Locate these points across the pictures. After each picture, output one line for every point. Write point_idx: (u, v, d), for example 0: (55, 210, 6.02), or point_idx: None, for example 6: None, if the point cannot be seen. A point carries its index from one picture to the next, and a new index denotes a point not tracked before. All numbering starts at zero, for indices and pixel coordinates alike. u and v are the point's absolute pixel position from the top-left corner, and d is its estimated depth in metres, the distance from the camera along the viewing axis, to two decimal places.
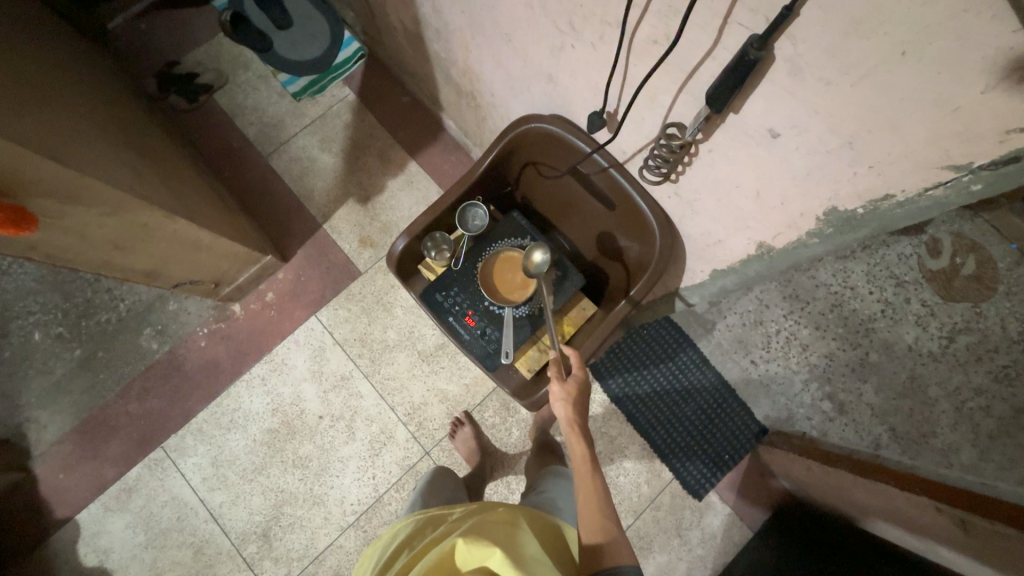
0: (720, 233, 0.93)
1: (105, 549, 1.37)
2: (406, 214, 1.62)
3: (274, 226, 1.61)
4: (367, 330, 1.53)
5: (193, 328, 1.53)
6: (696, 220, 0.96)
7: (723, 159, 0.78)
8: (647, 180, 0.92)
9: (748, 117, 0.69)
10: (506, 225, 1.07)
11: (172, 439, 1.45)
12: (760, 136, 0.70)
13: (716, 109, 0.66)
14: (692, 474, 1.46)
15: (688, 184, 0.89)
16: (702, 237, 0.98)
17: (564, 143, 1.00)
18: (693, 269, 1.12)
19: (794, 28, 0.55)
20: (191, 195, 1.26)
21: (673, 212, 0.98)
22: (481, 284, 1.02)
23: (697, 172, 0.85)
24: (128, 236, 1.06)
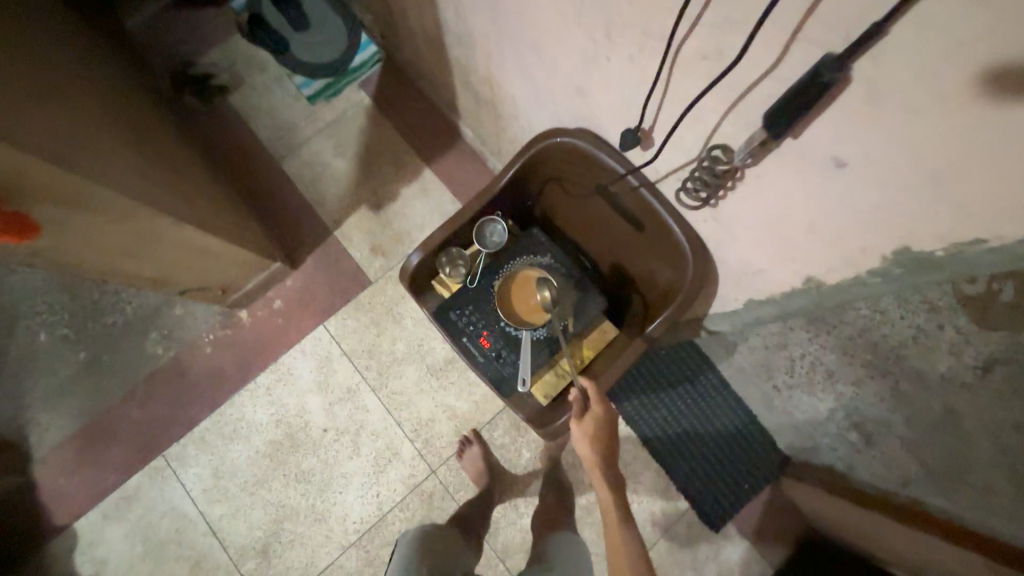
0: (761, 260, 0.92)
1: (102, 559, 1.34)
2: (420, 223, 1.58)
3: (285, 232, 1.58)
4: (376, 341, 1.48)
5: (200, 334, 1.49)
6: (735, 243, 0.93)
7: (774, 183, 0.74)
8: (683, 205, 0.89)
9: (811, 144, 0.65)
10: (525, 241, 1.02)
11: (174, 448, 1.41)
12: (824, 164, 0.65)
13: (775, 132, 0.62)
14: (709, 504, 1.39)
15: (730, 209, 0.85)
16: (740, 262, 0.98)
17: (592, 160, 0.95)
18: (726, 291, 1.12)
19: (879, 49, 0.50)
20: (203, 202, 1.23)
21: (710, 236, 0.96)
22: (497, 303, 0.97)
23: (742, 196, 0.81)
24: (135, 243, 1.04)
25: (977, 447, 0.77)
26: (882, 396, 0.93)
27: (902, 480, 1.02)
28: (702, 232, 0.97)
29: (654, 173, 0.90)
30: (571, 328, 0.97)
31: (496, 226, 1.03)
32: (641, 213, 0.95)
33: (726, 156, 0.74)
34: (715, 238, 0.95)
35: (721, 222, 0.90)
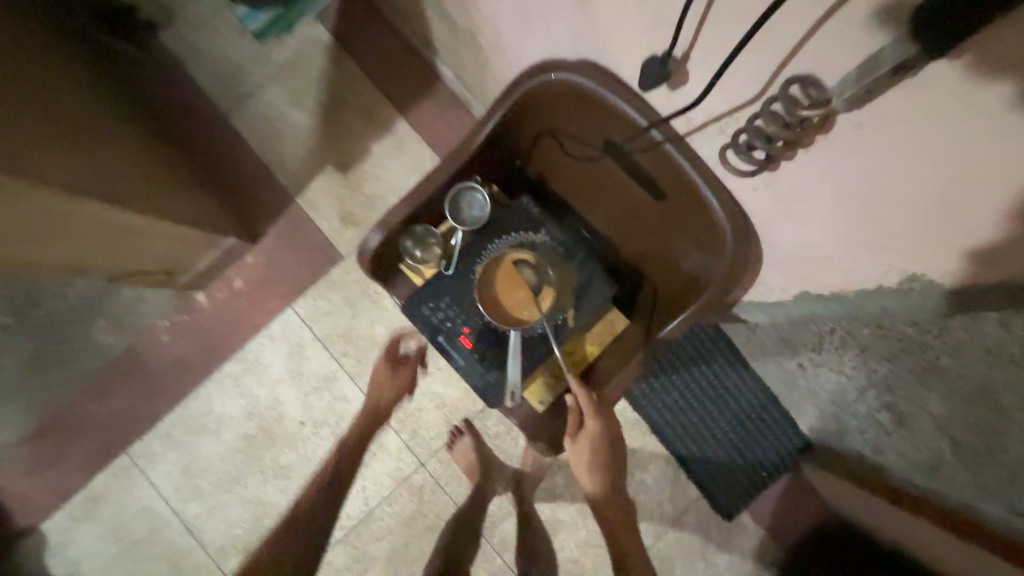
0: (823, 242, 0.77)
1: (75, 560, 1.26)
2: (395, 186, 1.35)
3: (240, 200, 1.35)
4: (353, 325, 1.31)
5: (153, 321, 1.32)
6: (801, 216, 0.75)
7: (855, 144, 0.58)
8: (735, 170, 0.67)
9: (962, 80, 0.44)
10: (513, 216, 0.83)
11: (139, 444, 1.29)
12: (982, 109, 0.44)
13: (927, 41, 0.43)
14: (722, 492, 1.28)
15: (797, 175, 0.69)
16: (800, 246, 0.81)
17: (596, 104, 0.73)
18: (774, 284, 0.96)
19: None
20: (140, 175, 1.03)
21: (762, 213, 0.82)
22: (477, 296, 0.78)
23: (813, 160, 0.65)
24: (44, 226, 0.79)
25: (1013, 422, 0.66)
26: (912, 369, 0.78)
27: (931, 462, 0.88)
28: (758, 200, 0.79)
29: (687, 123, 0.68)
30: (570, 321, 0.79)
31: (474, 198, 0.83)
32: (661, 174, 0.74)
33: (806, 95, 0.54)
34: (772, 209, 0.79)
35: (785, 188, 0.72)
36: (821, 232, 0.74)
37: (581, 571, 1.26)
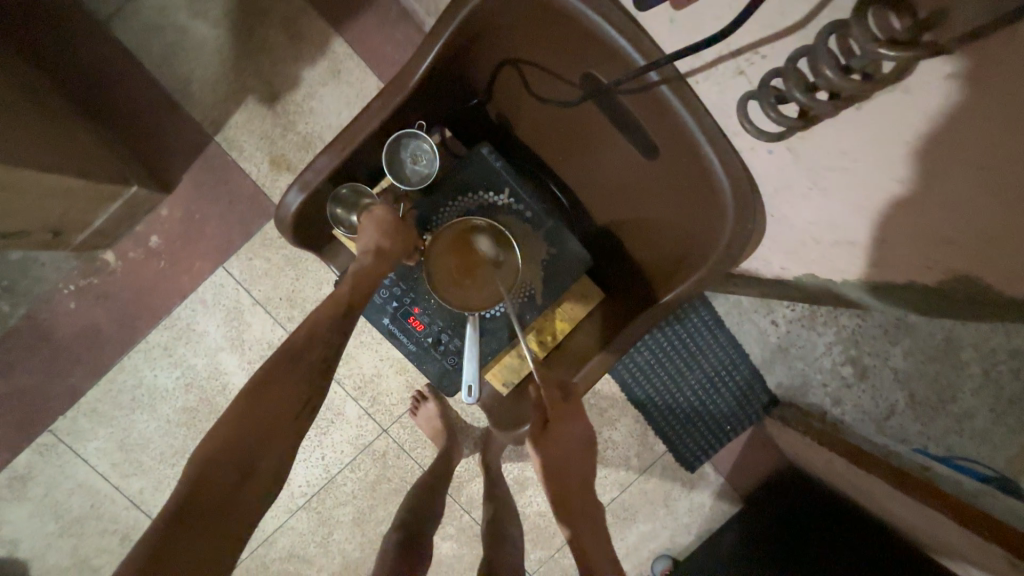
0: (837, 222, 0.55)
1: (12, 539, 1.18)
2: (333, 121, 1.12)
3: (141, 138, 1.11)
4: (296, 287, 1.15)
5: (55, 285, 1.13)
6: (801, 203, 0.57)
7: (902, 111, 0.40)
8: (763, 130, 0.49)
9: None
10: (468, 173, 0.68)
11: (62, 421, 1.16)
12: None
13: None
14: (688, 446, 1.29)
15: (810, 145, 0.50)
16: (811, 223, 0.58)
17: (572, 24, 0.55)
18: (769, 260, 0.74)
19: None
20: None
21: (770, 174, 0.57)
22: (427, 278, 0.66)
23: (836, 127, 0.46)
24: None
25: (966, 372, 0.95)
26: (883, 327, 1.00)
27: (884, 414, 1.06)
28: (752, 174, 0.60)
29: (692, 60, 0.53)
30: (538, 298, 0.70)
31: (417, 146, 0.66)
32: (651, 122, 0.58)
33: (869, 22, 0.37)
34: (766, 188, 0.60)
35: (796, 160, 0.53)
36: (825, 223, 0.56)
37: (548, 523, 1.28)
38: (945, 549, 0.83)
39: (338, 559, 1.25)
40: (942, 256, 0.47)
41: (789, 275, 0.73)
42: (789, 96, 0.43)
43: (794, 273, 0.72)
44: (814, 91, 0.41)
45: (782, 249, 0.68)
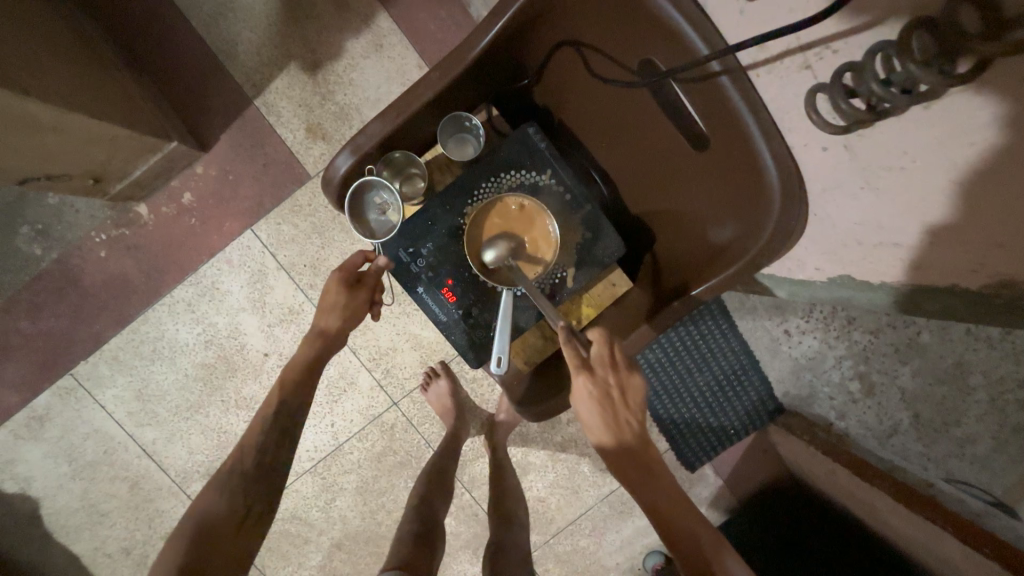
0: (882, 223, 0.56)
1: (25, 477, 1.21)
2: (372, 95, 1.13)
3: (183, 96, 1.13)
4: (320, 255, 1.16)
5: (87, 233, 1.15)
6: (849, 203, 0.58)
7: (967, 109, 0.40)
8: (828, 117, 0.51)
9: None
10: (513, 151, 0.69)
11: (82, 366, 1.18)
12: None
13: None
14: (691, 447, 1.30)
15: (867, 143, 0.51)
16: (857, 224, 0.59)
17: (639, 10, 0.56)
18: (803, 260, 0.76)
19: None
20: (35, 58, 0.83)
21: (819, 172, 0.58)
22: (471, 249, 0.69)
23: (898, 126, 0.47)
24: None
25: (970, 399, 0.86)
26: (894, 345, 0.96)
27: (885, 432, 1.03)
28: (802, 171, 0.61)
29: (756, 53, 0.55)
30: (570, 281, 0.71)
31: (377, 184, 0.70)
32: (704, 112, 0.58)
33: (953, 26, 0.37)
34: (814, 186, 0.61)
35: (850, 158, 0.54)
36: (873, 224, 0.58)
37: (546, 509, 1.30)
38: (943, 564, 0.85)
39: (339, 525, 1.27)
40: (992, 258, 0.48)
41: (823, 277, 0.75)
42: (864, 90, 0.43)
43: (829, 274, 0.74)
44: (889, 85, 0.41)
45: (821, 250, 0.70)
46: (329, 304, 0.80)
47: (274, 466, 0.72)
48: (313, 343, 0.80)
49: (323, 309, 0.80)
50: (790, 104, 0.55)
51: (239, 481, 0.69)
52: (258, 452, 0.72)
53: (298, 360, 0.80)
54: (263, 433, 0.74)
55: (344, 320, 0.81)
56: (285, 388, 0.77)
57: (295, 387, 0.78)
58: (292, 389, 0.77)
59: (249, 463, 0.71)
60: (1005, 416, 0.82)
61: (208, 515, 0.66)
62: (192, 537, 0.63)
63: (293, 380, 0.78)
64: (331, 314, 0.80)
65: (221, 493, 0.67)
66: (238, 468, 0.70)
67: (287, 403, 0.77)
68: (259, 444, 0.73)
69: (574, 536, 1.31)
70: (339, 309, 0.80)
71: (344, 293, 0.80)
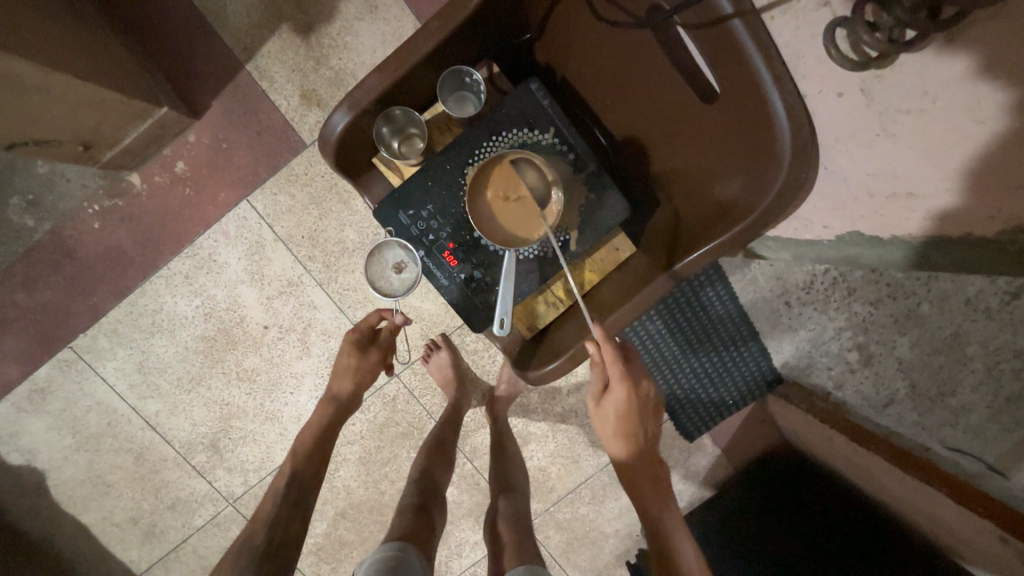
0: (897, 172, 0.55)
1: (31, 450, 1.22)
2: (367, 59, 1.09)
3: (172, 62, 1.09)
4: (319, 226, 1.15)
5: (79, 203, 1.13)
6: (861, 152, 0.57)
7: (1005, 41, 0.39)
8: (846, 52, 0.49)
9: None
10: (516, 107, 0.67)
11: (81, 340, 1.18)
12: None
13: None
14: (689, 417, 1.30)
15: (886, 86, 0.49)
16: (870, 176, 0.58)
17: None
18: (811, 218, 0.76)
19: None
20: (18, 22, 0.80)
21: (832, 121, 0.56)
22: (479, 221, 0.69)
23: (922, 63, 0.45)
24: None
25: (967, 369, 0.85)
26: (895, 316, 0.96)
27: (883, 401, 1.03)
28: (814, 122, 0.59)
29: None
30: (573, 243, 0.70)
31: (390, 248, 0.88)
32: (712, 61, 0.54)
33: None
34: (825, 138, 0.59)
35: (867, 104, 0.52)
36: (886, 174, 0.56)
37: (547, 478, 1.32)
38: (937, 524, 0.87)
39: (343, 495, 1.30)
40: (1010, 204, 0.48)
41: (830, 237, 0.77)
42: (888, 22, 0.42)
43: (837, 232, 0.74)
44: (916, 13, 0.40)
45: (831, 209, 0.70)
46: (343, 366, 0.95)
47: (282, 541, 0.80)
48: (328, 407, 0.95)
49: (339, 373, 0.95)
50: (804, 48, 0.53)
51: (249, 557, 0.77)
52: (269, 530, 0.81)
53: (314, 427, 0.94)
54: (278, 505, 0.84)
55: (357, 381, 0.96)
56: (297, 458, 0.90)
57: (308, 457, 0.90)
58: (303, 464, 0.89)
59: (257, 540, 0.80)
60: (1001, 385, 0.81)
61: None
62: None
63: (303, 453, 0.91)
64: (344, 376, 0.95)
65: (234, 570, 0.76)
66: (249, 545, 0.79)
67: (298, 474, 0.88)
68: (269, 521, 0.82)
69: (574, 504, 1.34)
70: (351, 372, 0.95)
71: (355, 355, 0.95)
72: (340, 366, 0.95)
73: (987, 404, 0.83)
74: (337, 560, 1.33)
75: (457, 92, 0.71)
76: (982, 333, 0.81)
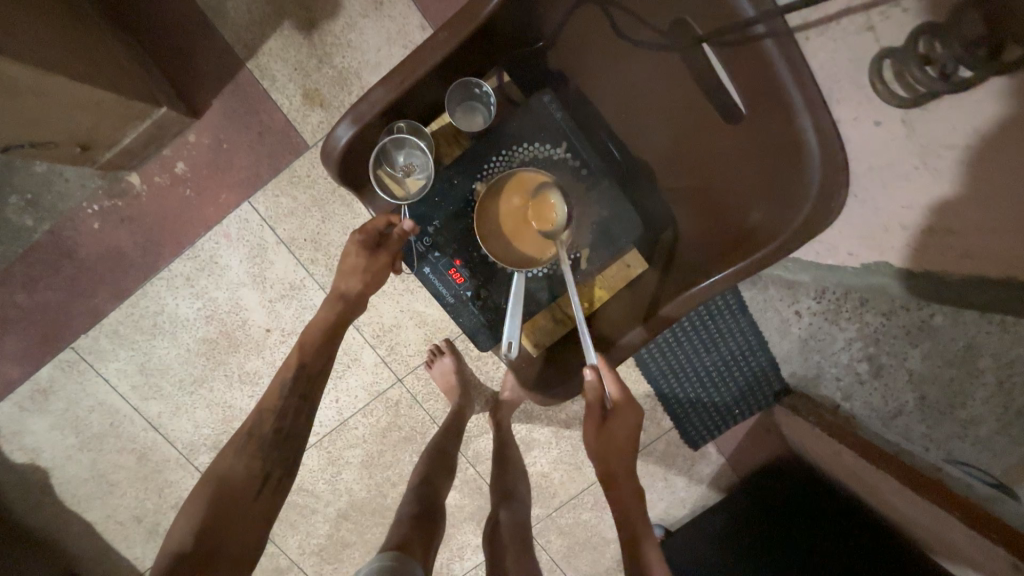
0: (938, 202, 0.56)
1: (34, 449, 1.22)
2: (371, 58, 1.06)
3: (171, 59, 1.06)
4: (321, 229, 1.12)
5: (78, 203, 1.11)
6: (899, 182, 0.59)
7: None
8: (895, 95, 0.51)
9: None
10: (528, 121, 0.64)
11: (83, 340, 1.17)
12: None
13: None
14: (694, 424, 1.29)
15: (930, 119, 0.51)
16: (913, 207, 0.60)
17: None
18: (835, 245, 0.78)
19: None
20: (8, 18, 0.77)
21: (867, 146, 0.59)
22: (490, 240, 0.67)
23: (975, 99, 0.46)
24: None
25: (977, 381, 0.82)
26: (906, 327, 0.92)
27: (890, 413, 1.02)
28: (849, 148, 0.61)
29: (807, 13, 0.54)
30: (584, 261, 0.68)
31: (396, 148, 0.67)
32: (741, 83, 0.53)
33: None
34: (859, 165, 0.62)
35: (908, 135, 0.54)
36: (924, 207, 0.58)
37: (550, 484, 1.32)
38: (945, 545, 0.86)
39: (345, 497, 1.30)
40: None
41: (857, 263, 0.78)
42: (942, 55, 0.44)
43: (863, 259, 0.76)
44: (977, 48, 0.42)
45: (859, 235, 0.72)
46: (350, 265, 0.74)
47: (294, 424, 0.73)
48: (333, 306, 0.77)
49: (343, 273, 0.74)
50: (841, 72, 0.55)
51: (260, 444, 0.70)
52: (277, 416, 0.72)
53: (319, 321, 0.78)
54: (286, 392, 0.74)
55: (365, 284, 0.74)
56: (306, 347, 0.77)
57: (314, 352, 0.77)
58: (312, 359, 0.76)
59: (268, 427, 0.72)
60: (1012, 399, 0.77)
61: (228, 478, 0.67)
62: (211, 504, 0.64)
63: (310, 347, 0.77)
64: (351, 277, 0.73)
65: (239, 456, 0.69)
66: (257, 431, 0.71)
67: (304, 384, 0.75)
68: (280, 407, 0.73)
69: (576, 510, 1.33)
70: (359, 272, 0.73)
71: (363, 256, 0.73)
72: (342, 267, 0.74)
73: (997, 417, 0.80)
74: (338, 561, 1.33)
75: (465, 103, 0.68)
76: (994, 348, 0.77)
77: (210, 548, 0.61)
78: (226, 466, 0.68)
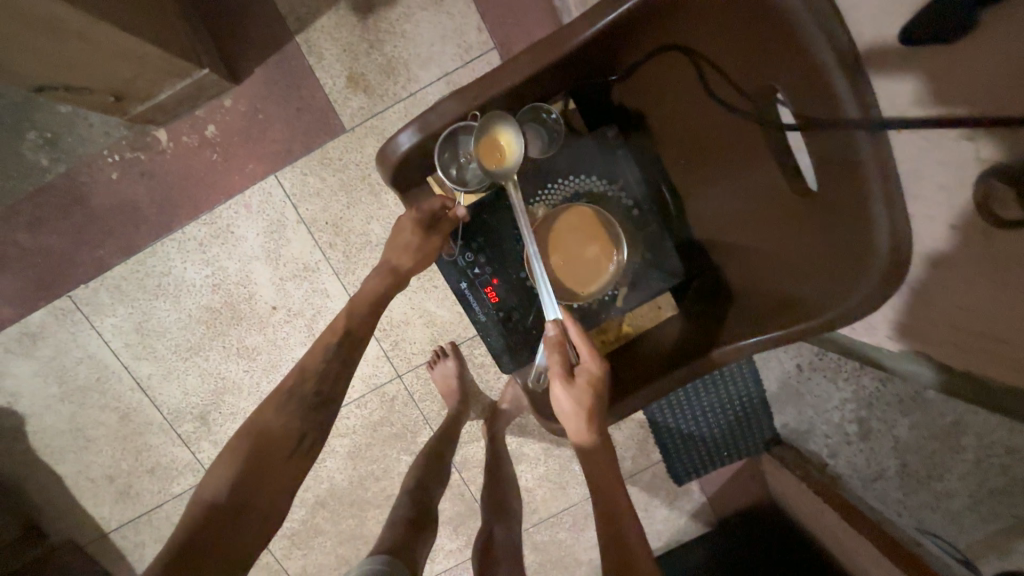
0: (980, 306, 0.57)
1: (13, 393, 1.18)
2: (422, 51, 1.04)
3: (220, 20, 1.04)
4: (345, 215, 1.11)
5: (97, 149, 1.08)
6: (951, 286, 0.60)
7: None
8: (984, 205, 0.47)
9: None
10: (590, 153, 0.67)
11: (81, 291, 1.13)
12: None
13: None
14: (684, 462, 1.29)
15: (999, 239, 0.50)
16: (959, 308, 0.60)
17: (782, 37, 0.47)
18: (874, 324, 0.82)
19: None
20: None
21: (931, 245, 0.59)
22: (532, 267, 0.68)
23: None
24: None
25: (959, 456, 0.84)
26: (900, 397, 0.92)
27: (872, 475, 1.03)
28: (914, 240, 0.61)
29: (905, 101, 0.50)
30: (621, 299, 0.69)
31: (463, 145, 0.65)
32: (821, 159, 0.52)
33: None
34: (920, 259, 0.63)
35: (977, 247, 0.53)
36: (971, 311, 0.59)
37: (532, 499, 1.32)
38: None
39: (325, 484, 1.28)
40: None
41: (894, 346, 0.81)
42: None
43: (901, 344, 0.79)
44: None
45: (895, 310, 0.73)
46: (402, 244, 0.73)
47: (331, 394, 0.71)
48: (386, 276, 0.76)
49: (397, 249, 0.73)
50: (926, 170, 0.54)
51: (297, 404, 0.68)
52: (318, 379, 0.71)
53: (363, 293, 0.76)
54: (309, 367, 0.72)
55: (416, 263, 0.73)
56: (353, 315, 0.75)
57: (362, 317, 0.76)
58: (360, 324, 0.75)
59: (309, 390, 0.70)
60: None
61: (265, 431, 0.66)
62: (247, 457, 0.64)
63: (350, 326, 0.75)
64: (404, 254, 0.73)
65: (281, 408, 0.68)
66: (299, 391, 0.69)
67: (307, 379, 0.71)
68: (320, 371, 0.71)
69: (553, 528, 1.34)
70: (412, 251, 0.72)
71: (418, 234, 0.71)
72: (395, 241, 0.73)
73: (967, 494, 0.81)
74: (309, 547, 1.31)
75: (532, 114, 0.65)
76: (983, 427, 0.77)
77: (241, 504, 0.61)
78: (266, 418, 0.67)
